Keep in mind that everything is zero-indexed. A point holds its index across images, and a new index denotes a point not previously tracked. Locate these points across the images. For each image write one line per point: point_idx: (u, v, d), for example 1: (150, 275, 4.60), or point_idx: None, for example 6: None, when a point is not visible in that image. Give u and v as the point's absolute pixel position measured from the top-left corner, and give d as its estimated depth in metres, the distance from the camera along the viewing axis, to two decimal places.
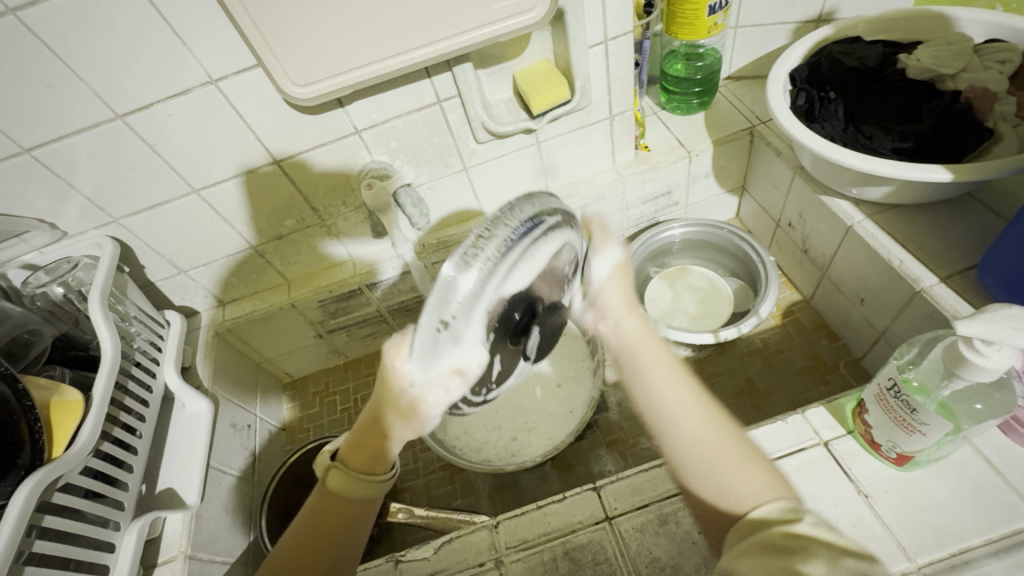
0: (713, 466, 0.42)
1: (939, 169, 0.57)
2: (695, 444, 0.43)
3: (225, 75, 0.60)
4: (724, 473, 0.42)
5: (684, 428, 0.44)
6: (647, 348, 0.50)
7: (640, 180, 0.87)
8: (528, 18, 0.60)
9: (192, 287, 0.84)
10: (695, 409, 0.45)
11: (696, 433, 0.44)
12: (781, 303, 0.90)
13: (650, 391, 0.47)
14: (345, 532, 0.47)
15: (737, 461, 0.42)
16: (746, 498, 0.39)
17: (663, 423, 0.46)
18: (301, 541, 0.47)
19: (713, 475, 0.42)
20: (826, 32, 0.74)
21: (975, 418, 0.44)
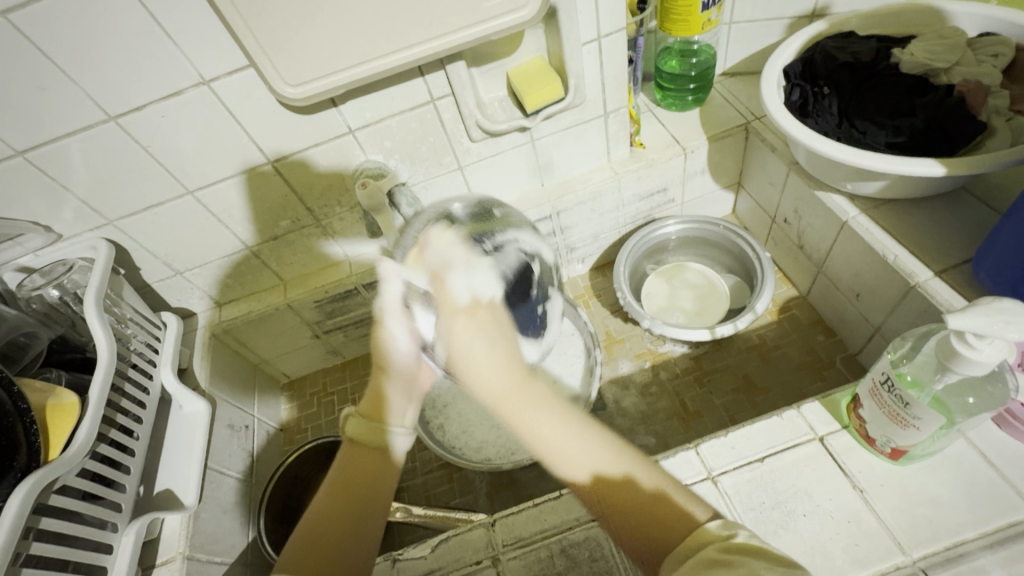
0: (635, 508, 0.44)
1: (932, 164, 0.57)
2: (607, 481, 0.45)
3: (217, 75, 0.59)
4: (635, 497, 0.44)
5: (581, 473, 0.45)
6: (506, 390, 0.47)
7: (636, 178, 0.87)
8: (521, 15, 0.60)
9: (189, 289, 0.84)
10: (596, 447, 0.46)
11: (602, 466, 0.45)
12: (778, 299, 0.90)
13: (556, 443, 0.46)
14: (373, 479, 0.52)
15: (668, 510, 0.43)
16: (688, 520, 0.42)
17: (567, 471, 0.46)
18: (336, 491, 0.51)
19: (637, 518, 0.43)
20: (820, 27, 0.74)
21: (969, 411, 0.44)
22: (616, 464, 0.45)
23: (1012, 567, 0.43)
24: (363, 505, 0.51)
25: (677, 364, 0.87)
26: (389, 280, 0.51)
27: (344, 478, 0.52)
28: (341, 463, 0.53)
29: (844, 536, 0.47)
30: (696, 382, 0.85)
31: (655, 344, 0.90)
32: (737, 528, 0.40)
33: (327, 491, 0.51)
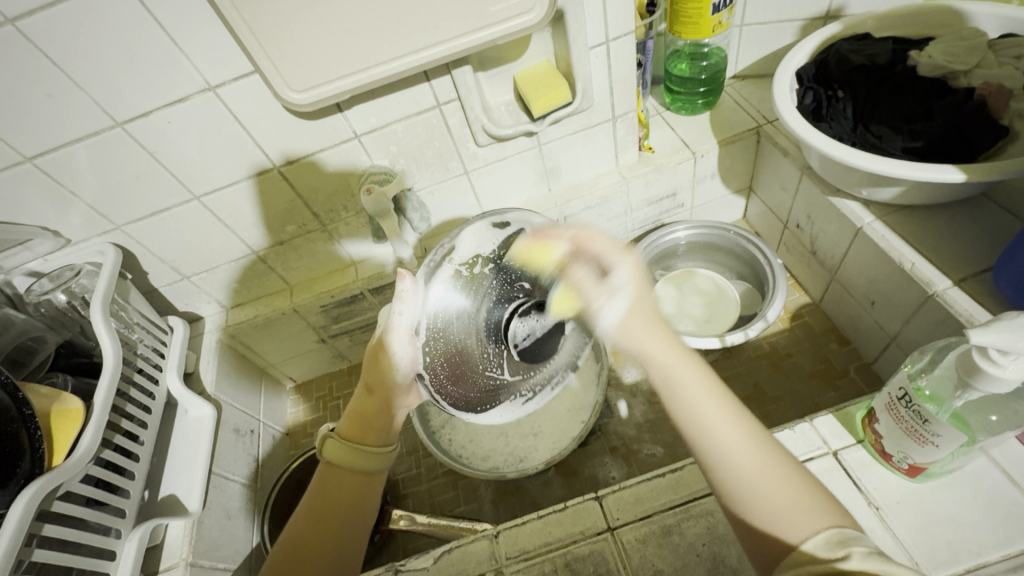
0: (754, 485, 0.41)
1: (952, 170, 0.55)
2: (740, 460, 0.43)
3: (223, 81, 0.59)
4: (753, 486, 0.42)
5: (716, 440, 0.44)
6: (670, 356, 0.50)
7: (644, 182, 0.86)
8: (527, 19, 0.59)
9: (196, 293, 0.85)
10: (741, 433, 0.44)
11: (739, 446, 0.43)
12: (789, 306, 0.88)
13: (705, 411, 0.45)
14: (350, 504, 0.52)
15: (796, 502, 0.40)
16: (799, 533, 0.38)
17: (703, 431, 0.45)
18: (310, 514, 0.50)
19: (758, 496, 0.41)
20: (835, 29, 0.72)
21: (991, 430, 0.42)
22: (745, 436, 0.44)
23: None
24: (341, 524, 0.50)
25: None
26: (406, 302, 0.54)
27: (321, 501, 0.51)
28: (316, 485, 0.52)
29: None
30: None
31: None
32: (851, 546, 0.36)
33: (301, 514, 0.51)
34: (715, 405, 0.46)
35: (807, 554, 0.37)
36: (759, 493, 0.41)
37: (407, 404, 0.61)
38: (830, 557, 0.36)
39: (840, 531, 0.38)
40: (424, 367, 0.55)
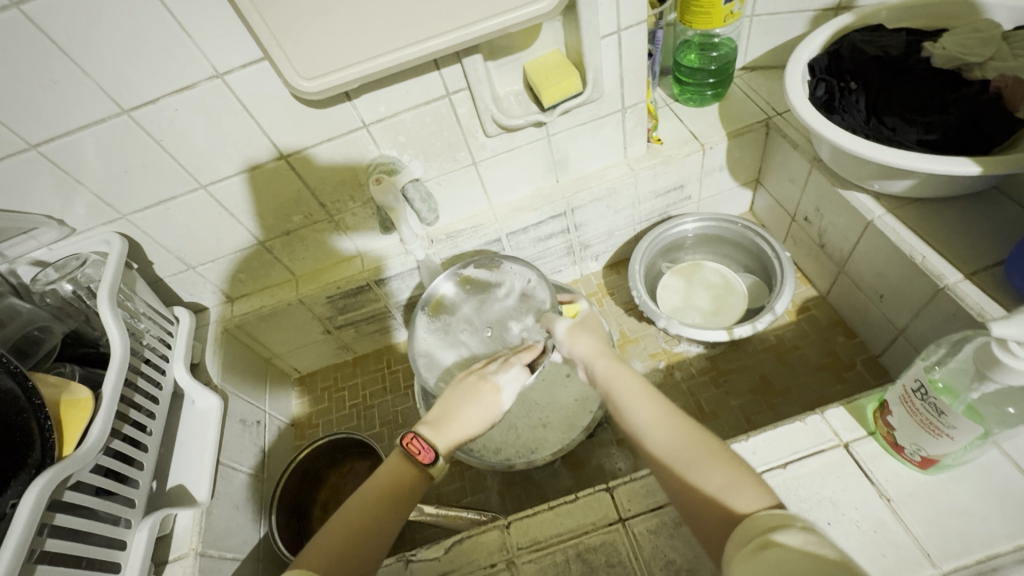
0: (696, 470, 0.43)
1: (966, 162, 0.55)
2: (676, 451, 0.45)
3: (231, 68, 0.59)
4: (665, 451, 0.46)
5: (659, 444, 0.46)
6: (620, 379, 0.54)
7: (652, 174, 0.85)
8: (539, 7, 0.59)
9: (201, 284, 0.84)
10: (671, 427, 0.46)
11: (674, 439, 0.46)
12: (796, 299, 0.88)
13: (647, 422, 0.48)
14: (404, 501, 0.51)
15: (699, 460, 0.43)
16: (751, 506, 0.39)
17: (644, 433, 0.48)
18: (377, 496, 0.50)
19: (706, 480, 0.42)
20: (848, 20, 0.72)
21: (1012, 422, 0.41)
22: (679, 431, 0.46)
23: None
24: (394, 514, 0.49)
25: (693, 364, 0.85)
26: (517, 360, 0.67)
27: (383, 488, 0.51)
28: (387, 469, 0.52)
29: (872, 547, 0.46)
30: (713, 383, 0.83)
31: (669, 343, 0.89)
32: (788, 522, 0.35)
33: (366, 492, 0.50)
34: (648, 411, 0.49)
35: (757, 521, 0.37)
36: (698, 478, 0.43)
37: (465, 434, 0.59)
38: (771, 528, 0.36)
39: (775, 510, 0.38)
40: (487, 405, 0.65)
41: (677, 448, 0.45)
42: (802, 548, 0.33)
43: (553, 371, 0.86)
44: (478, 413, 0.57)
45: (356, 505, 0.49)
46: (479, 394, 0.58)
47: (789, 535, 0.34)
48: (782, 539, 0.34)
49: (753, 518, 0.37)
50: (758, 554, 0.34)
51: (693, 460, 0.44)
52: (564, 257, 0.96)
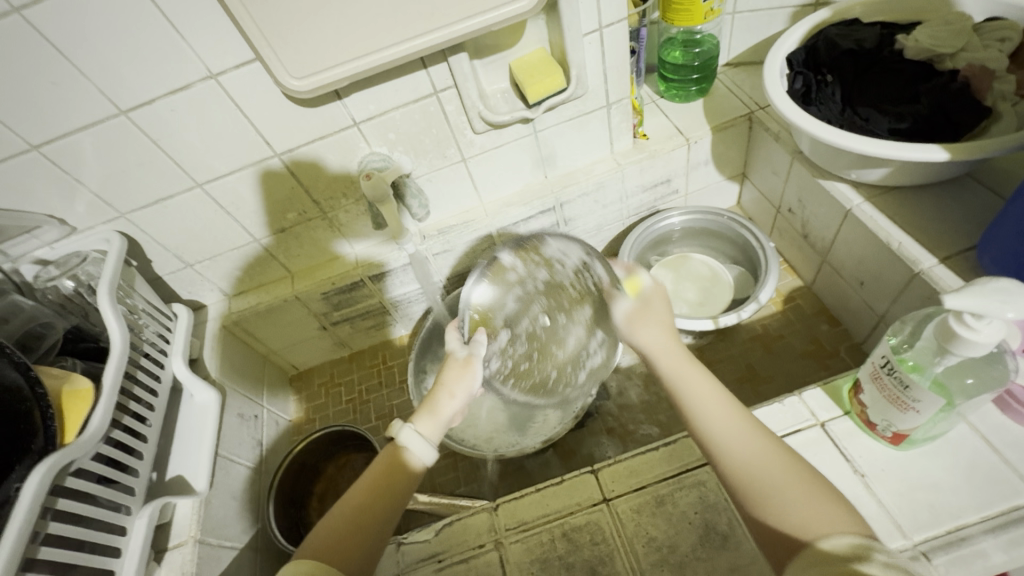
0: (771, 487, 0.43)
1: (935, 149, 0.56)
2: (752, 461, 0.45)
3: (225, 69, 0.61)
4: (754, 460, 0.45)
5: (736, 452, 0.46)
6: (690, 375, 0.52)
7: (639, 169, 0.87)
8: (521, 6, 0.61)
9: (199, 282, 0.86)
10: (752, 440, 0.46)
11: (752, 452, 0.45)
12: (782, 289, 0.89)
13: (723, 425, 0.48)
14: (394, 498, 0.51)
15: (782, 476, 0.44)
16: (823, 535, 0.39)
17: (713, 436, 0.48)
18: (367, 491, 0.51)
19: (777, 498, 0.42)
20: (824, 15, 0.74)
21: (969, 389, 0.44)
22: (758, 444, 0.46)
23: (1013, 550, 0.44)
24: (381, 512, 0.50)
25: None
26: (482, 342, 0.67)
27: (382, 474, 0.52)
28: (378, 463, 0.52)
29: None
30: None
31: None
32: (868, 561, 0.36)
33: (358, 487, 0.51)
34: (724, 414, 0.49)
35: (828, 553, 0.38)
36: (775, 497, 0.43)
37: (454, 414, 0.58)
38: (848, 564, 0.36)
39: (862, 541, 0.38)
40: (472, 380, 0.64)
41: (766, 467, 0.45)
42: None
43: None
44: (460, 387, 0.58)
45: (348, 501, 0.51)
46: (460, 368, 0.59)
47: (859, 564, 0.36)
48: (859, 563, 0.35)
49: (821, 550, 0.38)
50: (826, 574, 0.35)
51: (784, 494, 0.42)
52: None
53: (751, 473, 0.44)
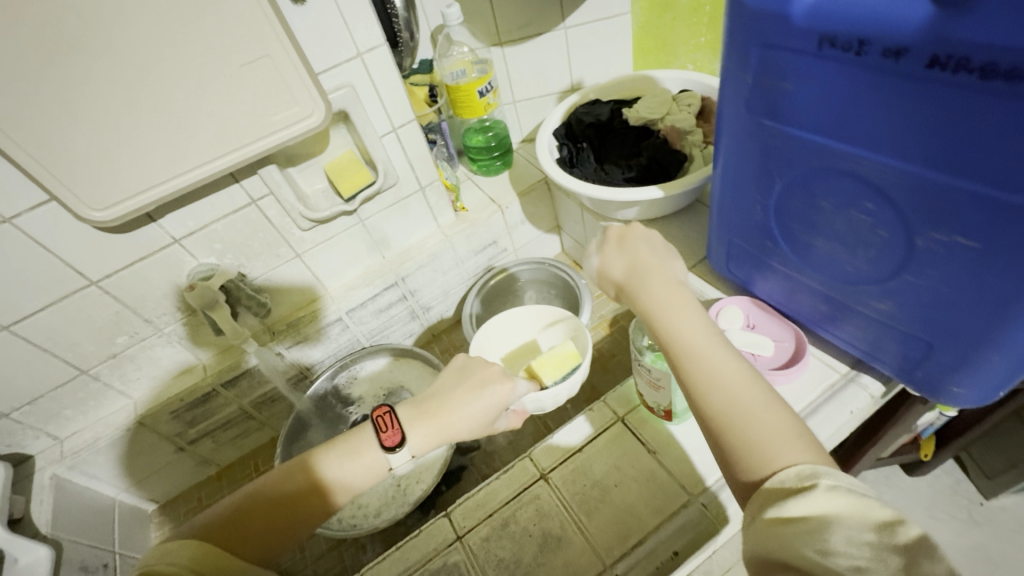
0: (757, 433, 0.41)
1: (654, 188, 0.74)
2: (732, 405, 0.43)
3: (19, 212, 0.62)
4: (751, 410, 0.42)
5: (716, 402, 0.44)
6: (743, 388, 0.44)
7: (465, 237, 0.99)
8: (311, 121, 0.68)
9: (19, 432, 0.79)
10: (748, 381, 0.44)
11: (747, 398, 0.43)
12: (608, 315, 1.04)
13: (724, 382, 0.44)
14: (299, 520, 0.49)
15: (787, 434, 0.41)
16: (780, 461, 0.39)
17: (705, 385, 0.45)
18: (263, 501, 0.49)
19: (756, 435, 0.41)
20: (574, 99, 0.93)
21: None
22: (762, 400, 0.43)
23: None
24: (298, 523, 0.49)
25: None
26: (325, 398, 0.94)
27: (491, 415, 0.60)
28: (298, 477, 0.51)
29: (647, 494, 0.58)
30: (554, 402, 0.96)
31: None
32: (817, 478, 0.37)
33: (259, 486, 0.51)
34: (753, 391, 0.44)
35: (777, 486, 0.38)
36: (752, 431, 0.42)
37: (356, 463, 0.52)
38: (802, 487, 0.37)
39: (812, 468, 0.38)
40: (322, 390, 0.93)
41: (737, 402, 0.43)
42: (826, 510, 0.35)
43: None
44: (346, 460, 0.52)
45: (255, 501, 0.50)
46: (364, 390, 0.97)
47: (817, 494, 0.36)
48: (797, 511, 0.36)
49: (774, 482, 0.38)
50: (768, 520, 0.36)
51: (769, 435, 0.41)
52: (409, 322, 1.05)
53: (743, 418, 0.42)
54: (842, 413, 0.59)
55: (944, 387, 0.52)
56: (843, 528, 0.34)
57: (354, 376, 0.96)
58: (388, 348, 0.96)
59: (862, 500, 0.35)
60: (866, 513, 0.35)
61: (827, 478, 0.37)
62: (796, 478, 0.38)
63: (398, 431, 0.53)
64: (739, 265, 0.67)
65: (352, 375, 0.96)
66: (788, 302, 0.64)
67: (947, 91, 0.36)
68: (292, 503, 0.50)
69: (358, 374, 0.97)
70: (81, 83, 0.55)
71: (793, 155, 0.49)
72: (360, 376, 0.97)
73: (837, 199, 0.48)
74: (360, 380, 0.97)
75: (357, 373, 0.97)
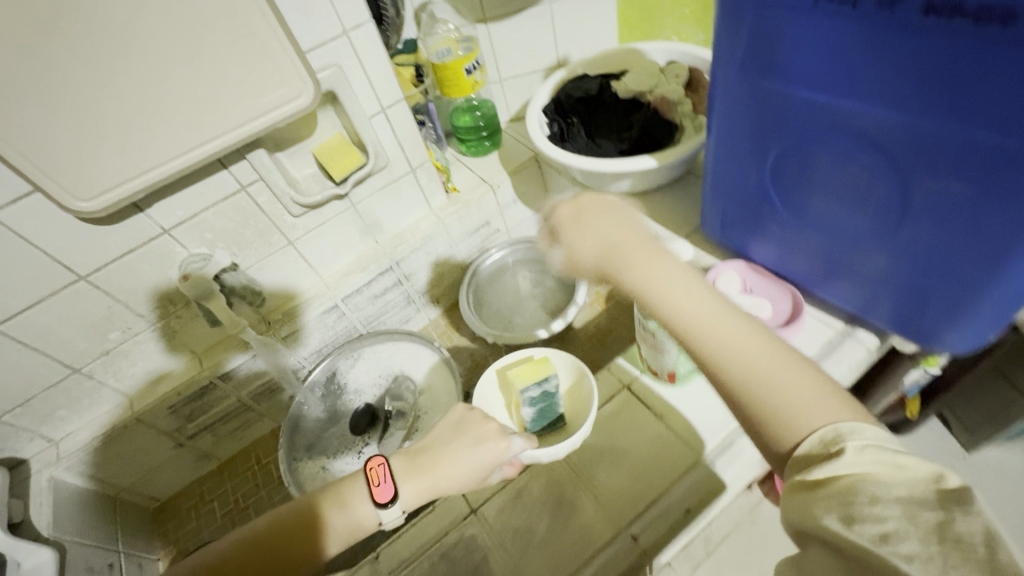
0: (777, 396, 0.40)
1: (648, 157, 0.74)
2: (747, 367, 0.41)
3: (0, 205, 0.60)
4: (764, 369, 0.41)
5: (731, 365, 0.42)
6: (755, 347, 0.42)
7: (457, 218, 0.99)
8: (300, 103, 0.67)
9: (12, 435, 0.77)
10: (754, 341, 0.43)
11: (758, 356, 0.42)
12: (603, 291, 1.05)
13: (732, 344, 0.43)
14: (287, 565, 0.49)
15: (806, 395, 0.40)
16: (805, 427, 0.39)
17: (715, 351, 0.43)
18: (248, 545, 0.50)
19: (776, 401, 0.40)
20: (561, 75, 0.93)
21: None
22: (774, 358, 0.42)
23: None
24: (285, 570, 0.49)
25: None
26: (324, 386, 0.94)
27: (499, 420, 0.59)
28: (285, 520, 0.51)
29: (657, 457, 0.59)
30: None
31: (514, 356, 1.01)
32: (844, 441, 0.37)
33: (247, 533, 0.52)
34: (764, 348, 0.42)
35: (809, 454, 0.38)
36: (772, 394, 0.40)
37: (343, 512, 0.52)
38: (833, 452, 0.37)
39: (838, 428, 0.38)
40: (318, 381, 0.93)
41: (751, 363, 0.42)
42: (864, 474, 0.35)
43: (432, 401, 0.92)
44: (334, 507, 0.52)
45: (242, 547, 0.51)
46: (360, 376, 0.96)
47: (846, 458, 0.36)
48: (826, 478, 0.36)
49: (805, 450, 0.38)
50: (807, 494, 0.36)
51: (787, 396, 0.40)
52: (405, 307, 1.04)
53: (760, 379, 0.41)
54: (841, 367, 0.60)
55: (938, 336, 0.54)
56: (857, 467, 0.35)
57: (353, 364, 0.96)
58: (386, 335, 0.95)
59: (891, 457, 0.35)
60: (903, 469, 0.34)
61: (851, 438, 0.37)
62: (826, 442, 0.37)
63: (389, 486, 0.53)
64: (735, 230, 0.68)
65: (352, 364, 0.96)
66: (786, 264, 0.65)
67: (943, 38, 0.36)
68: (303, 529, 0.51)
69: (357, 362, 0.96)
70: (60, 67, 0.53)
71: (790, 115, 0.50)
72: (359, 364, 0.96)
73: (835, 155, 0.49)
74: (359, 366, 0.96)
75: (356, 361, 0.96)
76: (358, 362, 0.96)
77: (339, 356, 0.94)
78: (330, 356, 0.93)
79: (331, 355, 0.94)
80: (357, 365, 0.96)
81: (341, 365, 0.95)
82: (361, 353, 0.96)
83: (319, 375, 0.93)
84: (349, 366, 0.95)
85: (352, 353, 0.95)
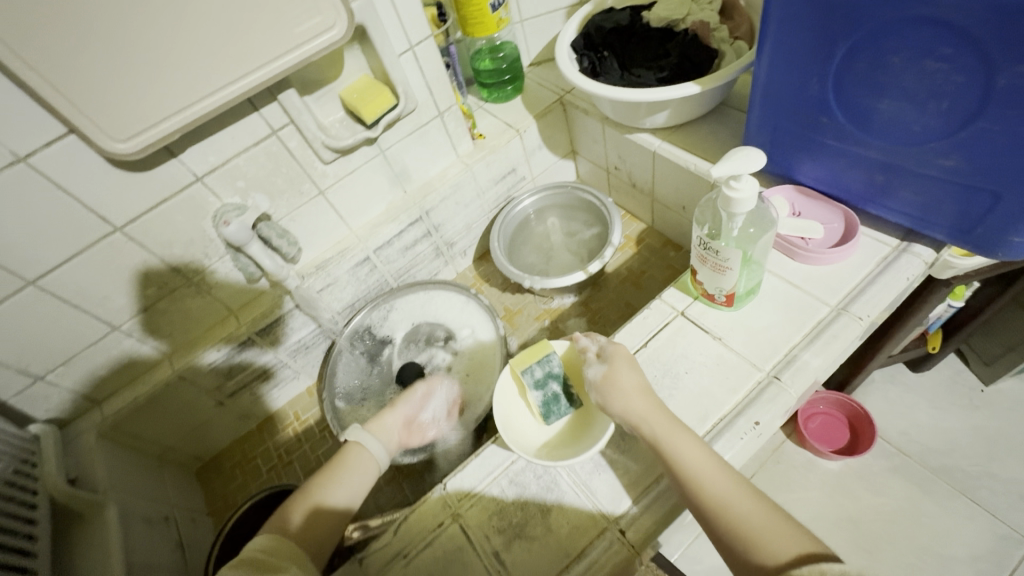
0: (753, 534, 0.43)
1: (690, 84, 0.72)
2: (751, 532, 0.43)
3: (34, 149, 0.58)
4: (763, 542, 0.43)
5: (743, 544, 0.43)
6: (767, 526, 0.44)
7: (485, 165, 0.96)
8: (332, 35, 0.64)
9: (56, 395, 0.77)
10: (759, 511, 0.45)
11: (754, 520, 0.44)
12: (632, 235, 1.05)
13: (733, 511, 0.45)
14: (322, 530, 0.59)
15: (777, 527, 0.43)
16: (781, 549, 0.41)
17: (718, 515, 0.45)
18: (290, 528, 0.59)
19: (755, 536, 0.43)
20: (588, 8, 0.89)
21: (752, 237, 0.55)
22: (765, 521, 0.44)
23: (826, 350, 0.57)
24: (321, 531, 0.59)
25: (572, 313, 0.99)
26: (361, 338, 0.95)
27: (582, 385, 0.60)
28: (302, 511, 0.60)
29: (719, 376, 0.59)
30: (591, 321, 0.97)
31: (547, 303, 1.01)
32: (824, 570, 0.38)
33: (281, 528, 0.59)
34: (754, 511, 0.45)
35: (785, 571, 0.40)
36: (756, 537, 0.43)
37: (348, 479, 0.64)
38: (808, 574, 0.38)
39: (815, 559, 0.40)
40: (356, 331, 0.94)
41: (756, 528, 0.44)
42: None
43: (471, 346, 0.92)
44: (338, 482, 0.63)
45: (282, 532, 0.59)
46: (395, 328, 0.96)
47: None
48: None
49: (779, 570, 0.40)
50: None
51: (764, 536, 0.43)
52: (434, 259, 1.03)
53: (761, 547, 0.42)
54: (900, 280, 0.60)
55: (1002, 238, 0.53)
56: None
57: (389, 316, 0.97)
58: (420, 284, 0.97)
59: None
60: None
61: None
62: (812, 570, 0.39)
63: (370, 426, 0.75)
64: (783, 152, 0.66)
65: (387, 315, 0.97)
66: (837, 182, 0.64)
67: None
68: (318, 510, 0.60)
69: (391, 313, 0.97)
70: None
71: (860, 10, 0.48)
72: (394, 315, 0.97)
73: (909, 50, 0.47)
74: (393, 318, 0.97)
75: (390, 312, 0.97)
76: (393, 313, 0.97)
77: (374, 307, 0.96)
78: (367, 306, 0.95)
79: (367, 306, 0.95)
80: (390, 317, 0.97)
81: (376, 317, 0.96)
82: (395, 304, 0.97)
83: (355, 327, 0.94)
84: (383, 316, 0.97)
85: (386, 304, 0.97)
